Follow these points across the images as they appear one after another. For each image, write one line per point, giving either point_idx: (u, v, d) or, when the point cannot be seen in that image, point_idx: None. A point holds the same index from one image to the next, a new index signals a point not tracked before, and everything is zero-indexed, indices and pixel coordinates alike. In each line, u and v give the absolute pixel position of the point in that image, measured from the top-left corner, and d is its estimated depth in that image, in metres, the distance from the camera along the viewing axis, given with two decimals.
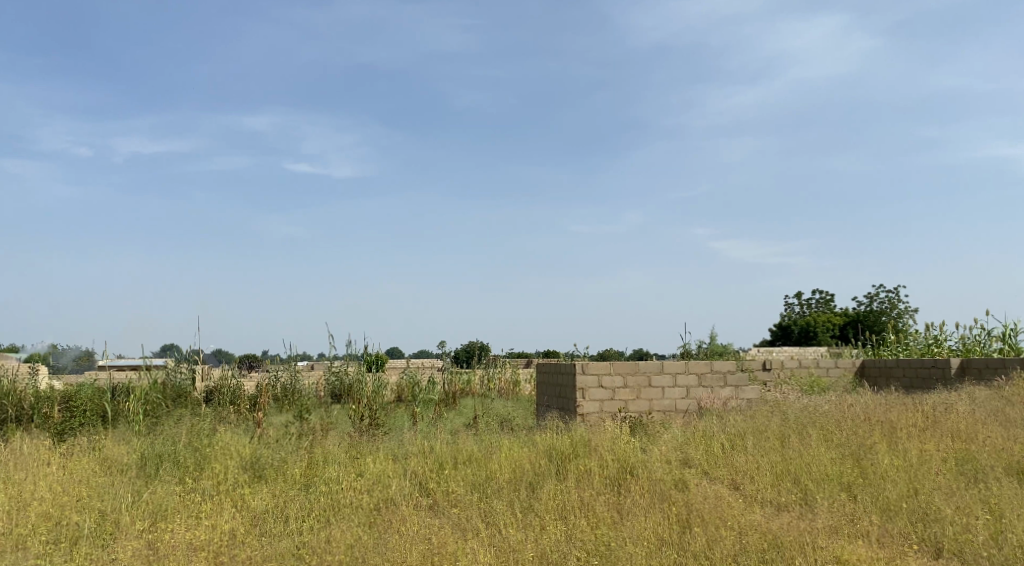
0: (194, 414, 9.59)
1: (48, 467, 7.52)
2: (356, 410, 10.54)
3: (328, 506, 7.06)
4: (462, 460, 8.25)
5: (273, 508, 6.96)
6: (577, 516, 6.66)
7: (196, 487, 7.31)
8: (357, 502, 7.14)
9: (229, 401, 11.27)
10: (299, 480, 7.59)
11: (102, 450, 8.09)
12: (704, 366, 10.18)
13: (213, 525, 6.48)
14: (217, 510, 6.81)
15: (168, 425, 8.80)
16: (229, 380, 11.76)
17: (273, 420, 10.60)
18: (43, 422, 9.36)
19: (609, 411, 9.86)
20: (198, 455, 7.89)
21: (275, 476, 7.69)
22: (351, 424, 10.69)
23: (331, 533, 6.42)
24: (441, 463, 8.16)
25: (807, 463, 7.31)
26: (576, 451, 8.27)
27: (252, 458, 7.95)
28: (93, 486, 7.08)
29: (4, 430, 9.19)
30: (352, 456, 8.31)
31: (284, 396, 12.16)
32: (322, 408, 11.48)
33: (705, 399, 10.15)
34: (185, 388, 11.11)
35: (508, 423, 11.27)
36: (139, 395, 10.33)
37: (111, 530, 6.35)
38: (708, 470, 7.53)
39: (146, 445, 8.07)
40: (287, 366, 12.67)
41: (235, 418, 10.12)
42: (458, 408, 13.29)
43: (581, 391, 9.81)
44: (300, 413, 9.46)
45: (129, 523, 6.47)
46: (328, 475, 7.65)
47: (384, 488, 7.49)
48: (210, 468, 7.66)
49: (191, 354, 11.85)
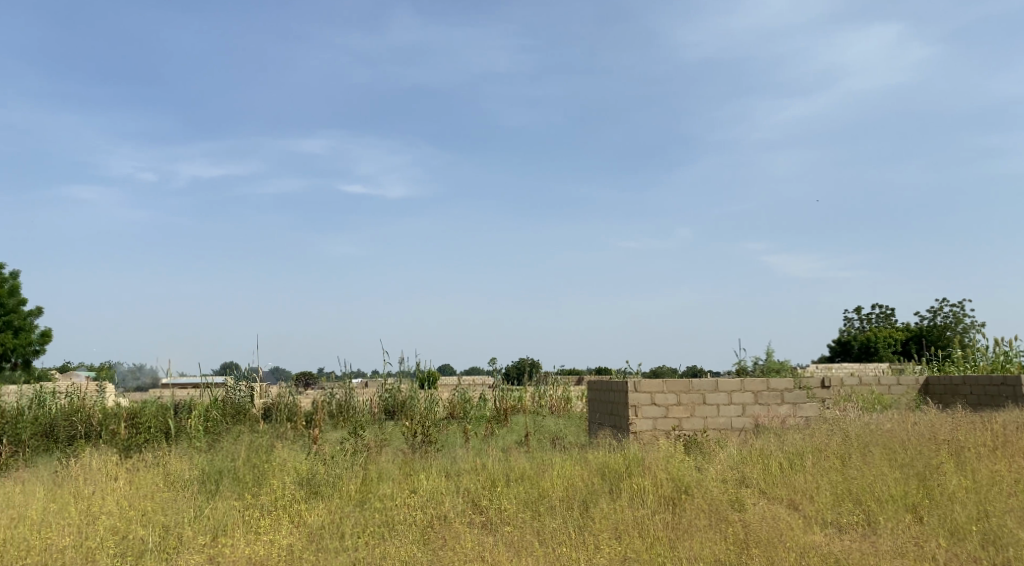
0: (253, 431, 9.78)
1: (115, 482, 7.71)
2: (409, 427, 10.65)
3: (382, 523, 7.13)
4: (514, 477, 8.27)
5: (329, 524, 7.05)
6: (633, 536, 6.62)
7: (254, 502, 7.44)
8: (411, 519, 7.19)
9: (287, 417, 11.46)
10: (354, 497, 7.69)
11: (165, 466, 8.28)
12: (759, 384, 10.01)
13: (272, 541, 6.58)
14: (275, 526, 6.89)
15: (228, 442, 8.97)
16: (285, 397, 11.94)
17: (329, 437, 10.77)
18: (110, 438, 9.64)
19: (662, 429, 9.78)
20: (256, 471, 8.02)
21: (331, 492, 7.78)
22: (404, 440, 10.79)
23: (386, 550, 6.48)
24: (493, 481, 8.19)
25: (869, 483, 7.14)
26: (630, 469, 8.23)
27: (307, 474, 8.04)
28: (157, 501, 7.22)
29: (74, 446, 9.46)
30: (405, 473, 8.37)
31: (339, 413, 12.32)
32: (376, 425, 11.63)
33: (762, 416, 9.97)
34: (245, 406, 11.30)
35: (560, 440, 11.28)
36: (200, 413, 10.57)
37: (174, 545, 6.46)
38: (766, 489, 7.40)
39: (207, 461, 8.24)
40: (342, 383, 12.87)
41: (292, 435, 10.29)
42: (509, 425, 13.33)
43: (633, 409, 9.75)
44: (354, 430, 9.61)
45: (191, 537, 6.58)
46: (382, 493, 7.74)
47: (437, 505, 7.54)
48: (269, 484, 7.79)
49: (250, 373, 12.04)
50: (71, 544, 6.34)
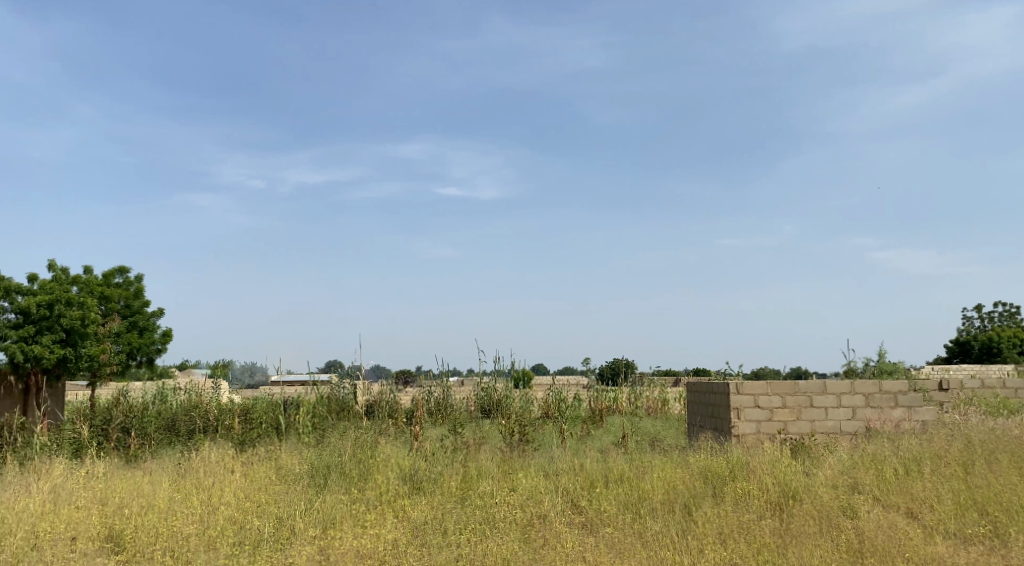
0: (357, 427, 10.01)
1: (232, 474, 8.00)
2: (506, 426, 10.69)
3: (483, 520, 7.16)
4: (614, 479, 8.19)
5: (432, 519, 7.13)
6: (738, 541, 6.46)
7: (360, 496, 7.60)
8: (512, 517, 7.21)
9: (389, 414, 11.66)
10: (455, 493, 7.77)
11: (277, 460, 8.55)
12: (871, 386, 9.63)
13: (378, 534, 6.69)
14: (380, 520, 7.02)
15: (335, 438, 9.20)
16: (386, 394, 12.16)
17: (429, 434, 10.91)
18: (226, 432, 10.05)
19: (766, 432, 9.52)
20: (361, 466, 8.20)
21: (433, 488, 7.88)
22: (501, 439, 10.84)
23: (487, 547, 6.50)
24: (592, 482, 8.13)
25: (995, 492, 6.76)
26: (734, 473, 8.04)
27: (410, 470, 8.17)
28: (270, 493, 7.46)
29: (194, 439, 9.88)
30: (504, 471, 8.40)
31: (437, 410, 12.49)
32: (474, 423, 11.72)
33: (874, 420, 9.59)
34: (348, 402, 11.56)
35: (659, 442, 11.12)
36: (307, 409, 10.88)
37: (287, 536, 6.65)
38: (880, 497, 7.10)
39: (315, 456, 8.47)
40: (440, 381, 13.04)
41: (394, 431, 10.47)
42: (606, 426, 13.23)
43: (735, 411, 9.53)
44: (453, 428, 9.72)
45: (302, 529, 6.76)
46: (482, 490, 7.78)
47: (536, 504, 7.53)
48: (374, 479, 7.94)
49: (353, 371, 12.32)
50: (195, 532, 6.58)
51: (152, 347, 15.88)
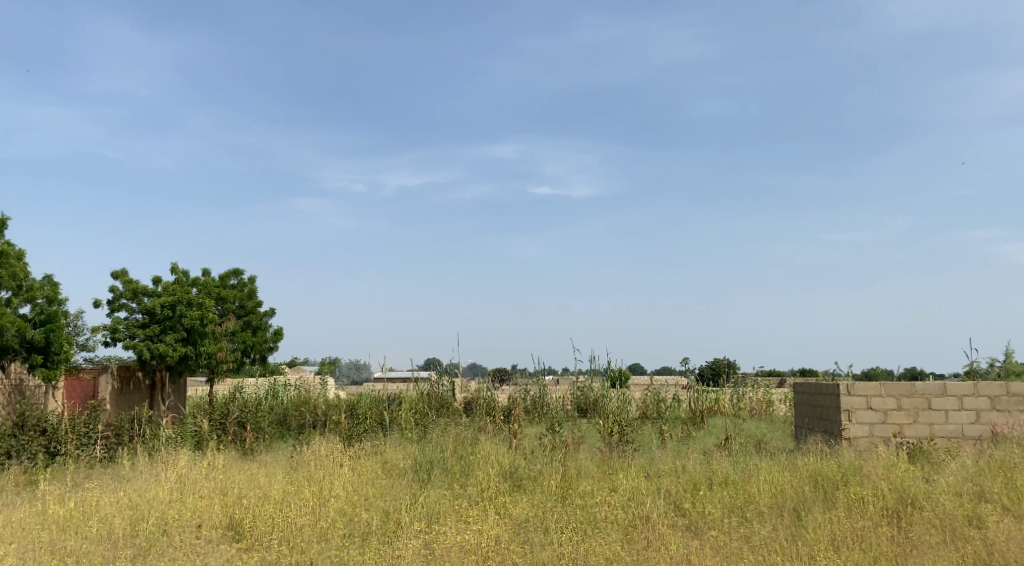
0: (456, 424, 10.07)
1: (341, 467, 8.16)
2: (605, 426, 10.57)
3: (585, 519, 7.08)
4: (718, 481, 7.97)
5: (533, 517, 7.09)
6: (853, 549, 6.17)
7: (462, 492, 7.64)
8: (613, 517, 7.10)
9: (487, 411, 11.70)
10: (555, 492, 7.71)
11: (382, 454, 8.69)
12: (996, 388, 9.08)
13: (480, 530, 6.70)
14: (482, 516, 7.03)
15: (436, 434, 9.28)
16: (484, 392, 12.21)
17: (527, 432, 10.90)
18: (334, 426, 10.31)
19: (880, 436, 9.10)
20: (463, 463, 8.24)
21: (533, 486, 7.84)
22: (600, 438, 10.74)
23: (589, 546, 6.41)
24: (695, 484, 7.94)
25: None
26: (846, 478, 7.71)
27: (510, 467, 8.15)
28: (377, 488, 7.57)
29: (305, 435, 10.16)
30: (605, 471, 8.29)
31: (534, 409, 12.49)
32: (572, 422, 11.65)
33: (1001, 425, 9.03)
34: (447, 400, 11.66)
35: (763, 444, 10.80)
36: (409, 405, 11.03)
37: (394, 529, 6.72)
38: (1010, 506, 6.67)
39: (418, 451, 8.57)
40: (537, 380, 13.03)
41: (492, 429, 10.50)
42: (707, 427, 12.94)
43: (845, 413, 9.15)
44: (552, 427, 9.66)
45: (408, 523, 6.82)
46: (583, 489, 7.70)
47: (638, 505, 7.39)
48: (475, 475, 7.97)
49: (452, 368, 12.42)
50: (308, 523, 6.72)
51: (265, 345, 16.56)
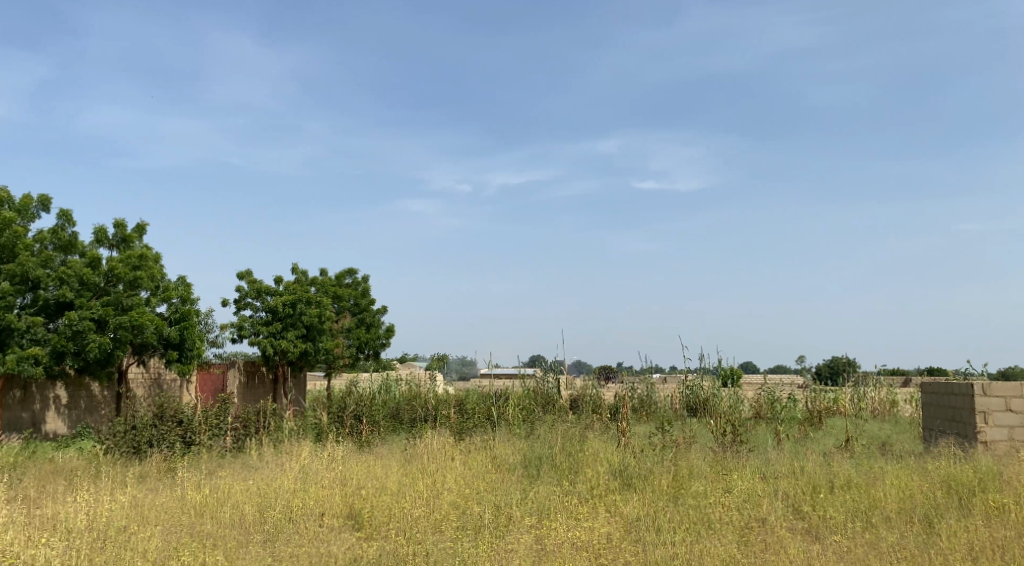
0: (563, 420, 9.96)
1: (453, 461, 8.18)
2: (717, 425, 10.26)
3: (699, 519, 6.85)
4: (840, 484, 7.57)
5: (645, 516, 6.90)
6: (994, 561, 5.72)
7: (571, 489, 7.52)
8: (728, 518, 6.83)
9: (594, 409, 11.54)
10: (667, 491, 7.50)
11: (491, 449, 8.67)
12: None
13: (591, 528, 6.56)
14: (593, 514, 6.89)
15: (544, 430, 9.20)
16: (590, 389, 12.05)
17: (636, 430, 10.68)
18: (445, 421, 10.40)
19: (1021, 440, 8.47)
20: (572, 460, 8.13)
21: (644, 485, 7.65)
22: (712, 438, 10.41)
23: (704, 547, 6.18)
24: (815, 487, 7.57)
25: None
26: (984, 484, 7.19)
27: (620, 465, 7.98)
28: (489, 482, 7.54)
29: (418, 429, 10.28)
30: (718, 472, 8.01)
31: (642, 407, 12.25)
32: (681, 421, 11.36)
33: None
34: (553, 397, 11.56)
35: (888, 447, 10.24)
36: (516, 402, 10.99)
37: (505, 523, 6.67)
38: None
39: (527, 447, 8.51)
40: (644, 378, 12.78)
41: (600, 426, 10.33)
42: (826, 428, 12.38)
43: (981, 415, 8.55)
44: (662, 426, 9.43)
45: (519, 518, 6.75)
46: (696, 490, 7.46)
47: (754, 507, 7.10)
48: (585, 472, 7.84)
49: (558, 365, 12.32)
50: (422, 514, 6.74)
51: (378, 342, 16.96)
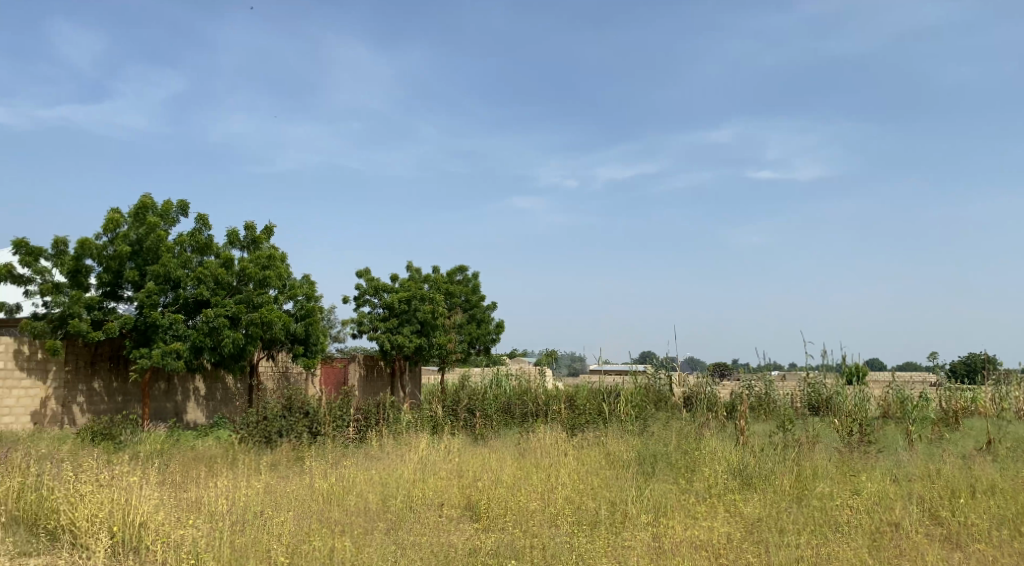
0: (677, 418, 9.71)
1: (566, 456, 8.09)
2: (843, 424, 9.78)
3: (826, 522, 6.51)
4: (982, 489, 7.06)
5: (767, 517, 6.61)
6: None
7: (688, 488, 7.30)
8: (857, 521, 6.47)
9: (710, 406, 11.21)
10: (790, 493, 7.18)
11: (605, 445, 8.54)
12: None
13: (711, 527, 6.34)
14: (711, 513, 6.67)
15: (658, 427, 8.98)
16: (704, 386, 11.71)
17: (755, 429, 10.31)
18: (557, 416, 10.36)
19: None
20: (688, 458, 7.90)
21: (765, 486, 7.35)
22: (837, 437, 9.93)
23: (832, 551, 5.87)
24: (953, 491, 7.08)
25: None
26: None
27: (739, 464, 7.69)
28: (603, 478, 7.41)
29: (533, 423, 10.24)
30: (845, 473, 7.61)
31: (759, 406, 11.84)
32: (802, 420, 10.90)
33: None
34: (666, 394, 11.30)
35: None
36: (628, 398, 10.80)
37: (622, 520, 6.53)
38: None
39: (641, 444, 8.33)
40: (761, 376, 12.35)
41: (717, 424, 10.02)
42: (963, 428, 11.62)
43: None
44: (783, 425, 9.05)
45: (635, 515, 6.60)
46: (821, 491, 7.10)
47: (886, 511, 6.70)
48: (702, 470, 7.60)
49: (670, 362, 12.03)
50: (537, 508, 6.68)
51: (490, 337, 16.97)
